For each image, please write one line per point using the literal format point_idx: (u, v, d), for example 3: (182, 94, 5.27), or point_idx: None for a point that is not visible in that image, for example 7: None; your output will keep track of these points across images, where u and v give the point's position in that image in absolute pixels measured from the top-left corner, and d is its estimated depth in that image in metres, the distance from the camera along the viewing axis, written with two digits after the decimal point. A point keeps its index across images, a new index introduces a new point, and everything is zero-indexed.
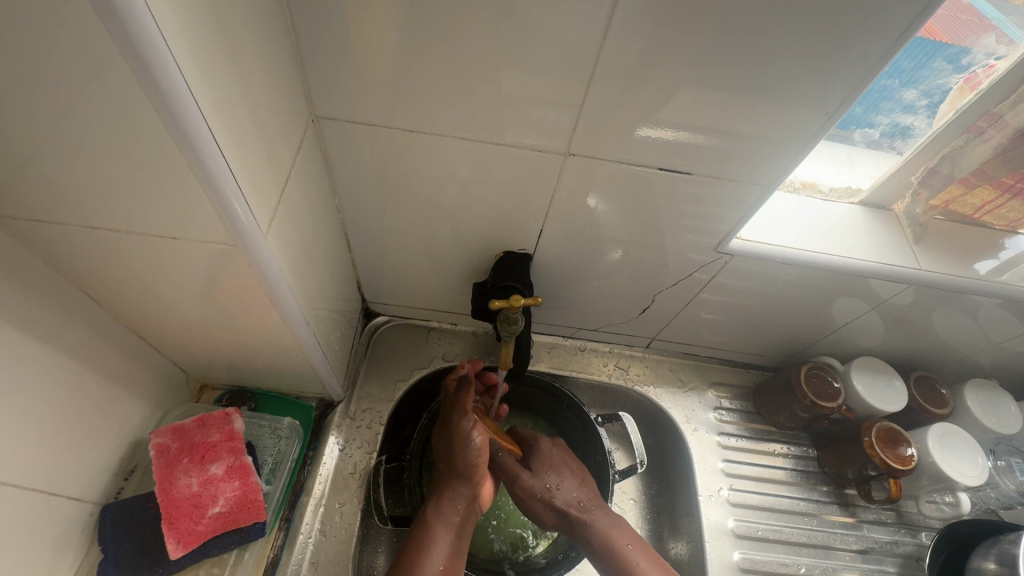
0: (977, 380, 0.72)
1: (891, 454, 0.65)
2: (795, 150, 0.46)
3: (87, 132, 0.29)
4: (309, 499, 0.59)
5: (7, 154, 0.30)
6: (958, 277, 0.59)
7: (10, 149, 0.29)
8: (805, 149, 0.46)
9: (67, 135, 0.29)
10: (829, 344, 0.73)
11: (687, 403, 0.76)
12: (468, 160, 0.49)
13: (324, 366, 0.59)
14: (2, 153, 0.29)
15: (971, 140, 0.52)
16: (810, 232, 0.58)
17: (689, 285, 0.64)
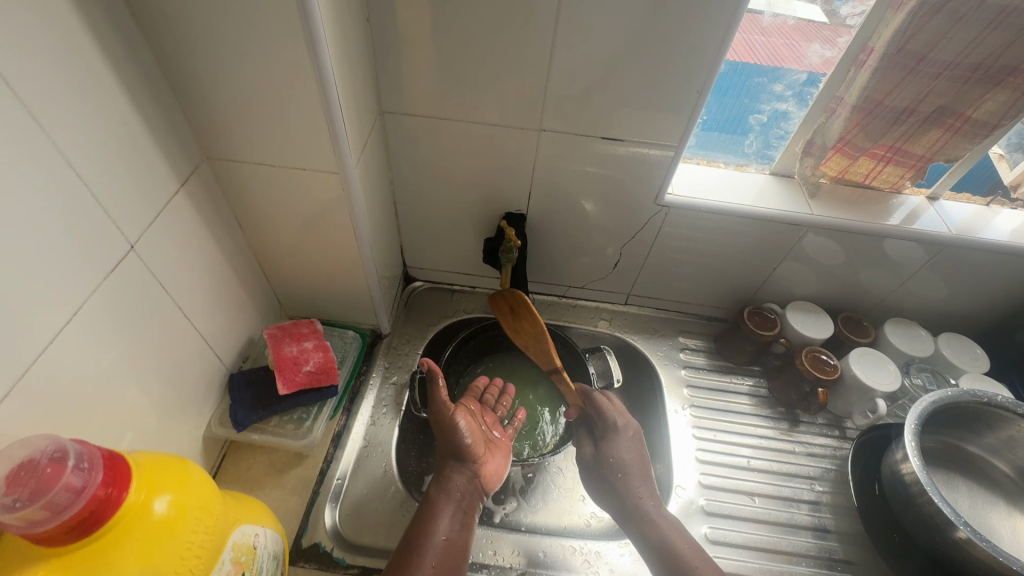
0: (895, 319, 0.89)
1: (817, 369, 0.82)
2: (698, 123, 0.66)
3: (272, 100, 0.53)
4: (363, 397, 0.80)
5: (229, 112, 0.55)
6: (845, 219, 0.78)
7: (232, 109, 0.54)
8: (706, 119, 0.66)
9: (262, 102, 0.54)
10: (769, 291, 0.91)
11: (660, 345, 0.94)
12: (481, 140, 0.72)
13: (379, 297, 0.81)
14: (228, 111, 0.55)
15: (830, 118, 0.73)
16: (727, 190, 0.79)
17: (647, 241, 0.84)
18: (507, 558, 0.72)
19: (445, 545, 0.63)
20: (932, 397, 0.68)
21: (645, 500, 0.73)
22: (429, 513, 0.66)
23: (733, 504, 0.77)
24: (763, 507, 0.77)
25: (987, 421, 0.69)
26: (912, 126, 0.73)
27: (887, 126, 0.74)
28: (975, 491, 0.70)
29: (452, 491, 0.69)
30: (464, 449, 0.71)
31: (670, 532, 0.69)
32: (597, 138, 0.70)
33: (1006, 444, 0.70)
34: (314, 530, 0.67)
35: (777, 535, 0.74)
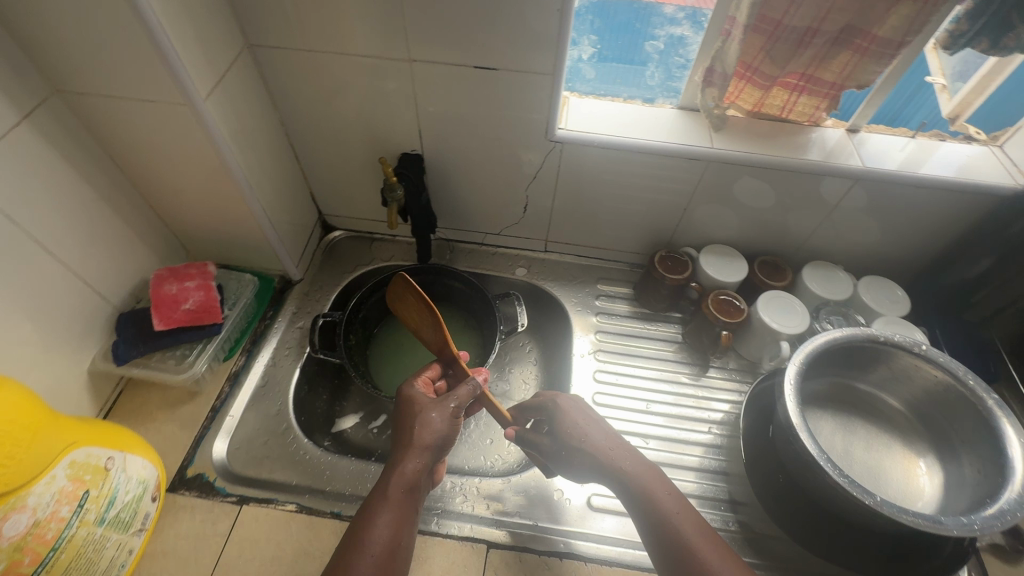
0: (817, 262, 0.85)
1: (721, 312, 0.79)
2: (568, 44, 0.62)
3: (92, 27, 0.52)
4: (264, 340, 0.82)
5: (56, 41, 0.54)
6: (750, 154, 0.74)
7: (58, 38, 0.53)
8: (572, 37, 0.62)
9: (84, 30, 0.52)
10: (686, 235, 0.88)
11: (577, 292, 0.93)
12: (357, 74, 0.70)
13: (276, 240, 0.81)
14: (55, 41, 0.54)
15: (726, 41, 0.68)
16: (624, 125, 0.75)
17: (550, 182, 0.82)
18: (455, 503, 0.70)
19: (388, 553, 0.53)
20: (828, 334, 0.64)
21: (649, 482, 0.61)
22: (374, 509, 0.56)
23: None
24: (655, 450, 0.76)
25: (881, 361, 0.66)
26: (817, 48, 0.68)
27: (792, 51, 0.69)
28: (862, 428, 0.69)
29: (406, 481, 0.57)
30: (433, 441, 0.60)
31: (676, 522, 0.57)
32: (471, 68, 0.67)
33: (892, 378, 0.68)
34: (200, 461, 0.69)
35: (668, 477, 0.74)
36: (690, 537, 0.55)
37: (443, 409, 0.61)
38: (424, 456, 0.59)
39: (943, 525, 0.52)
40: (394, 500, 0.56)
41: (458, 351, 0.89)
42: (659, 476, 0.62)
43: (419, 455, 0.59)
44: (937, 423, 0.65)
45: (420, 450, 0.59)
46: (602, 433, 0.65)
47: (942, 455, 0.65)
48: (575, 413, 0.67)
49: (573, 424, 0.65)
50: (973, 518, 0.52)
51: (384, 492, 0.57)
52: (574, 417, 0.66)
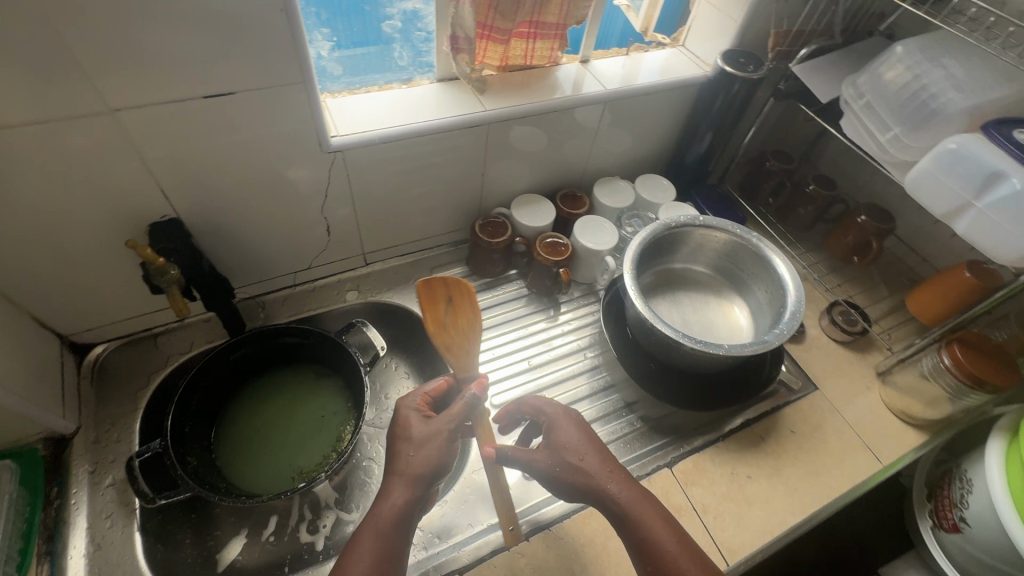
0: (602, 180, 0.97)
1: (551, 254, 0.86)
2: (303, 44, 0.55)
3: None
4: (66, 527, 0.60)
5: None
6: (519, 107, 0.78)
7: None
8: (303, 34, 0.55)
9: None
10: (492, 198, 0.91)
11: (419, 292, 0.89)
12: (36, 150, 0.51)
13: (13, 400, 0.58)
14: None
15: (459, 6, 0.68)
16: (396, 113, 0.72)
17: (344, 195, 0.75)
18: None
19: None
20: (645, 232, 0.75)
21: (635, 507, 0.57)
22: (353, 544, 0.52)
23: None
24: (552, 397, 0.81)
25: (685, 240, 0.80)
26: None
27: (515, 1, 0.74)
28: (688, 298, 0.83)
29: (395, 510, 0.54)
30: (425, 463, 0.56)
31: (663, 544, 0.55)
32: (200, 99, 0.55)
33: (694, 251, 0.82)
34: None
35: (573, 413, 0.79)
36: (679, 564, 0.53)
37: (434, 430, 0.59)
38: (416, 483, 0.55)
39: (766, 341, 0.68)
40: (373, 539, 0.52)
41: (325, 407, 0.79)
42: (643, 496, 0.58)
43: (408, 481, 0.55)
44: (731, 271, 0.82)
45: (412, 476, 0.55)
46: (598, 459, 0.59)
47: (741, 292, 0.82)
48: (573, 433, 0.62)
49: (575, 439, 0.61)
50: (781, 326, 0.69)
51: (365, 525, 0.53)
52: (572, 431, 0.62)
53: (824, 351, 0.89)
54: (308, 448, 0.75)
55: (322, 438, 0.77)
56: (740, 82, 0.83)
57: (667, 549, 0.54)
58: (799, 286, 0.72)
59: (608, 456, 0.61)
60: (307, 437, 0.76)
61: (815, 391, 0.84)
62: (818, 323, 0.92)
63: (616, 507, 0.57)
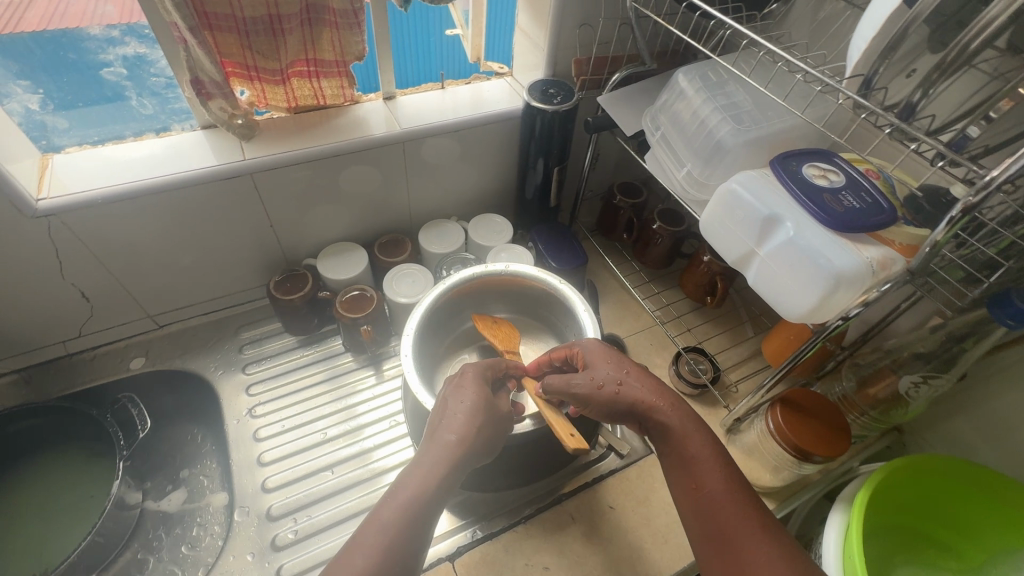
0: (432, 222, 0.89)
1: (353, 309, 0.77)
2: None
3: None
4: None
5: None
6: (292, 152, 0.71)
7: None
8: None
9: None
10: (300, 247, 0.83)
11: (218, 355, 0.81)
12: None
13: None
14: None
15: (188, 48, 0.61)
16: (133, 167, 0.64)
17: (86, 259, 0.67)
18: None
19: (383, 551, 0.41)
20: (428, 297, 0.66)
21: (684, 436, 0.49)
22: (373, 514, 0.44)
23: (311, 488, 0.69)
24: (342, 475, 0.71)
25: (484, 290, 0.73)
26: (297, 32, 0.67)
27: (272, 42, 0.66)
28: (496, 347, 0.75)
29: (419, 494, 0.45)
30: (466, 433, 0.48)
31: (714, 487, 0.47)
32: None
33: (490, 300, 0.76)
34: None
35: (367, 493, 0.69)
36: (738, 505, 0.45)
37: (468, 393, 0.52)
38: (452, 455, 0.47)
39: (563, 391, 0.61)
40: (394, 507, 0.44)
41: (85, 495, 0.72)
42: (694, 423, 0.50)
43: (436, 445, 0.48)
44: (537, 312, 0.76)
45: (458, 432, 0.48)
46: (642, 380, 0.53)
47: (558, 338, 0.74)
48: (595, 361, 0.55)
49: (612, 372, 0.53)
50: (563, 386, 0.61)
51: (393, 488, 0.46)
52: (597, 360, 0.55)
53: None
54: (58, 541, 0.68)
55: (73, 529, 0.69)
56: (548, 117, 0.76)
57: (719, 506, 0.45)
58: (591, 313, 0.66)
59: (654, 381, 0.53)
60: (60, 528, 0.69)
61: (651, 456, 0.74)
62: (667, 373, 0.82)
63: (666, 429, 0.50)
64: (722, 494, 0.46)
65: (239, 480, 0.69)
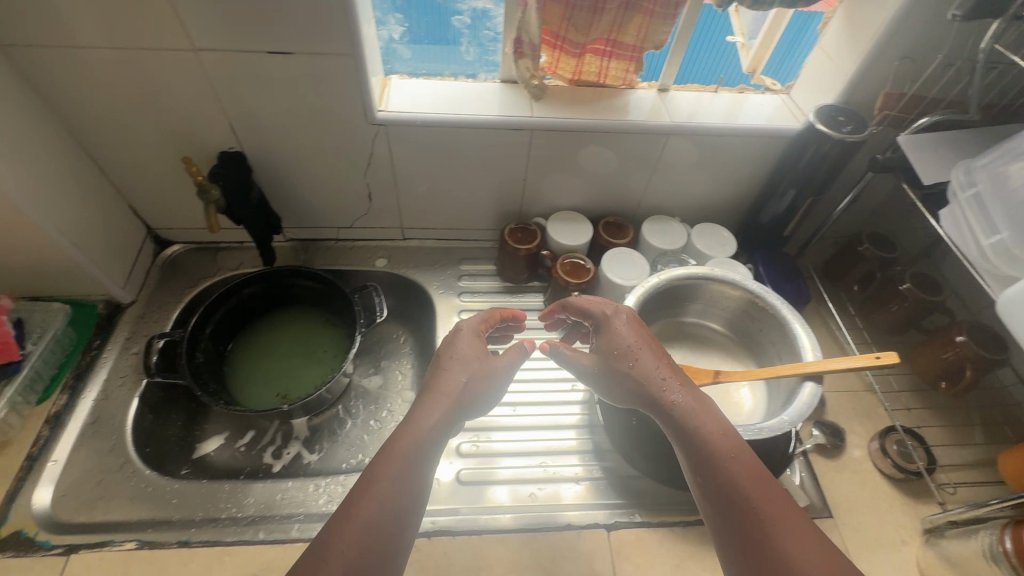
0: (656, 217, 0.90)
1: (571, 276, 0.83)
2: (350, 21, 0.60)
3: None
4: (93, 372, 0.74)
5: None
6: (569, 119, 0.77)
7: None
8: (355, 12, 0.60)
9: None
10: (534, 205, 0.90)
11: (439, 276, 0.92)
12: (140, 69, 0.63)
13: (90, 263, 0.74)
14: None
15: (525, 11, 0.69)
16: (446, 102, 0.75)
17: (385, 167, 0.80)
18: (318, 504, 0.67)
19: (387, 512, 0.42)
20: (646, 287, 0.68)
21: (725, 450, 0.47)
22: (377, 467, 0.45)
23: (494, 417, 0.77)
24: (522, 415, 0.78)
25: (680, 295, 0.71)
26: (616, 14, 0.72)
27: (590, 17, 0.73)
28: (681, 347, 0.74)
29: (404, 454, 0.46)
30: (456, 394, 0.53)
31: (768, 517, 0.42)
32: (267, 54, 0.63)
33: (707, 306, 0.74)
34: (16, 516, 0.62)
35: (545, 440, 0.75)
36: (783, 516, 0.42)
37: (466, 368, 0.56)
38: (446, 413, 0.51)
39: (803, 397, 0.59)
40: (383, 463, 0.45)
41: (322, 355, 0.89)
42: (736, 441, 0.49)
43: (440, 407, 0.51)
44: (748, 329, 0.72)
45: (451, 393, 0.53)
46: (684, 383, 0.54)
47: (742, 339, 0.74)
48: (620, 330, 0.59)
49: (634, 342, 0.57)
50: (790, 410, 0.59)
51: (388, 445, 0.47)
52: (622, 329, 0.59)
53: (861, 480, 0.73)
54: (299, 382, 0.86)
55: (312, 375, 0.87)
56: (830, 144, 0.72)
57: (764, 507, 0.43)
58: (791, 311, 0.65)
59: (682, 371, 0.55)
60: (301, 370, 0.87)
61: (827, 520, 0.69)
62: (866, 444, 0.76)
63: (702, 440, 0.49)
64: (776, 532, 0.41)
65: None
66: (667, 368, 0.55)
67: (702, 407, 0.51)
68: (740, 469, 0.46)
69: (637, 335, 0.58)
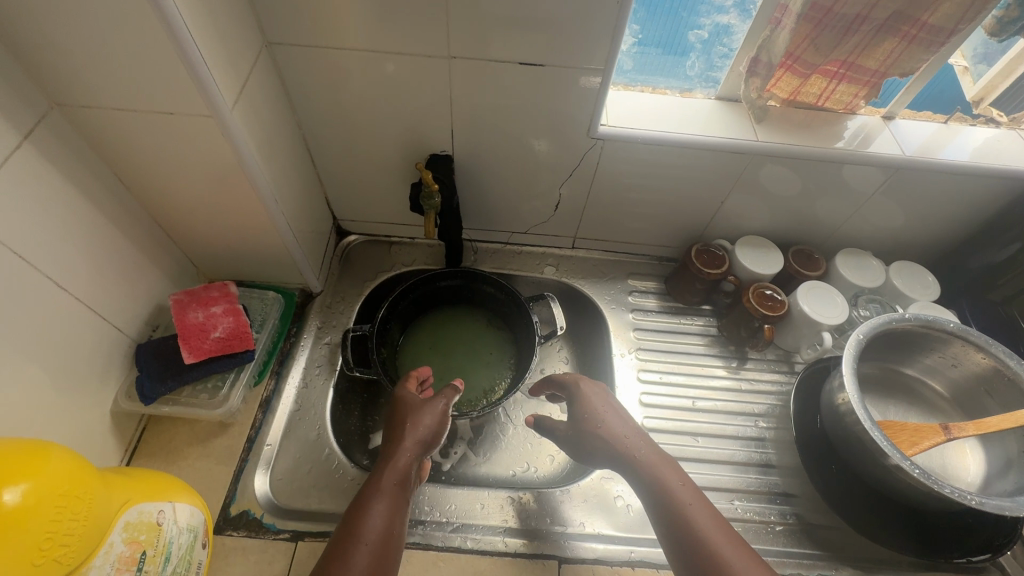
0: (847, 250, 0.86)
1: (764, 306, 0.79)
2: (613, 37, 0.58)
3: (99, 36, 0.45)
4: (293, 359, 0.76)
5: (40, 50, 0.46)
6: (792, 144, 0.72)
7: (34, 42, 0.45)
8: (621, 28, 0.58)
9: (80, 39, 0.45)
10: (719, 227, 0.86)
11: (608, 289, 0.91)
12: (387, 71, 0.63)
13: (300, 254, 0.76)
14: (41, 51, 0.46)
15: (775, 30, 0.66)
16: (665, 119, 0.72)
17: (585, 179, 0.78)
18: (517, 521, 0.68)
19: (385, 533, 0.52)
20: (869, 324, 0.67)
21: (683, 495, 0.56)
22: (369, 499, 0.55)
23: (677, 445, 0.76)
24: (706, 447, 0.76)
25: (906, 339, 0.69)
26: (864, 37, 0.66)
27: (839, 37, 0.66)
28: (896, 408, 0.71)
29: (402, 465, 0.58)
30: (438, 429, 0.64)
31: (732, 555, 0.50)
32: (515, 63, 0.62)
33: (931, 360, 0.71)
34: (242, 498, 0.64)
35: (734, 477, 0.73)
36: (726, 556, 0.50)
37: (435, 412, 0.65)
38: (416, 448, 0.61)
39: None
40: (383, 494, 0.55)
41: (487, 358, 0.88)
42: (696, 492, 0.57)
43: (411, 448, 0.60)
44: (974, 395, 0.68)
45: (434, 436, 0.63)
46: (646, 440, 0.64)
47: (964, 408, 0.70)
48: (595, 399, 0.69)
49: (611, 408, 0.67)
50: None
51: (379, 487, 0.56)
52: (595, 398, 0.68)
53: None
54: (468, 384, 0.86)
55: (481, 379, 0.86)
56: None
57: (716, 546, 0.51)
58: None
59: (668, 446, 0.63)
60: (469, 370, 0.87)
61: None
62: None
63: (675, 488, 0.57)
64: (739, 564, 0.49)
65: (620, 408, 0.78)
66: (631, 427, 0.65)
67: (665, 460, 0.60)
68: (668, 522, 0.55)
69: (612, 403, 0.68)
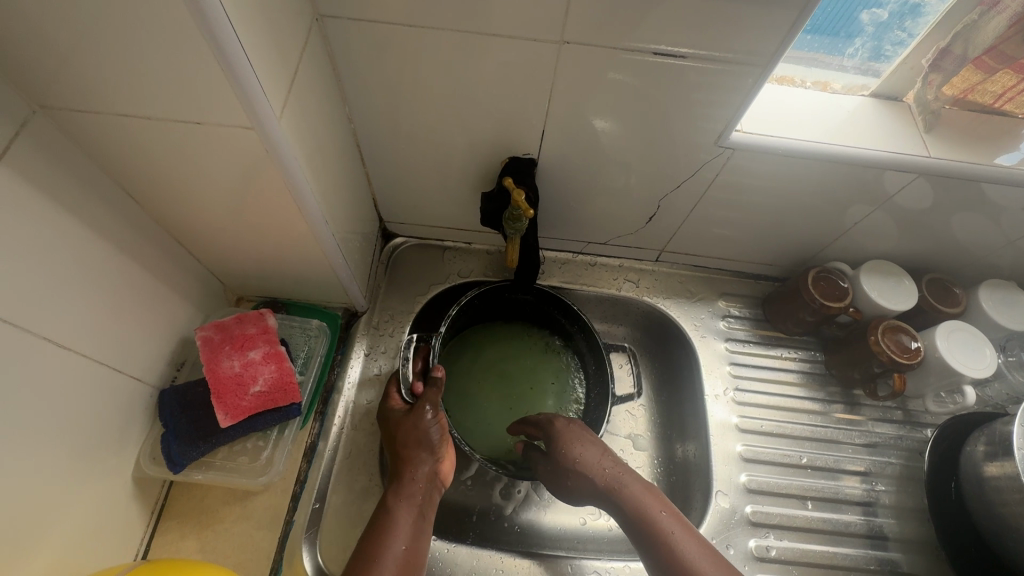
0: (990, 282, 0.71)
1: (897, 350, 0.66)
2: (785, 26, 0.44)
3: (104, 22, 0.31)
4: (340, 396, 0.65)
5: (19, 37, 0.32)
6: (973, 164, 0.56)
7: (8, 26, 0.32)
8: (801, 13, 0.43)
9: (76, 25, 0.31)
10: (840, 249, 0.72)
11: (697, 312, 0.78)
12: (473, 58, 0.49)
13: (348, 274, 0.63)
14: (21, 40, 0.32)
15: (985, 13, 0.52)
16: (811, 125, 0.57)
17: (695, 192, 0.64)
18: None
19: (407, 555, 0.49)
20: None
21: (670, 532, 0.52)
22: (386, 520, 0.51)
23: (783, 512, 0.66)
24: (817, 514, 0.66)
25: None
26: None
27: None
28: None
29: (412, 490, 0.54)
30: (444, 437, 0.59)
31: None
32: (646, 53, 0.47)
33: None
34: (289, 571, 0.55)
35: (852, 553, 0.64)
36: None
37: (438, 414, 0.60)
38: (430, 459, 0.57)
39: None
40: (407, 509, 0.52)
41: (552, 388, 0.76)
42: (680, 520, 0.54)
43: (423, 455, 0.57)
44: None
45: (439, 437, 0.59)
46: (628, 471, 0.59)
47: None
48: (570, 435, 0.61)
49: (590, 442, 0.61)
50: None
51: (393, 502, 0.53)
52: (574, 436, 0.61)
53: None
54: None
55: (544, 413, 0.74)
56: None
57: None
58: None
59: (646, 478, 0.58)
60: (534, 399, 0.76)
61: None
62: None
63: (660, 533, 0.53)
64: None
65: (716, 464, 0.68)
66: (609, 461, 0.59)
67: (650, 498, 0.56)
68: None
69: (589, 437, 0.61)
